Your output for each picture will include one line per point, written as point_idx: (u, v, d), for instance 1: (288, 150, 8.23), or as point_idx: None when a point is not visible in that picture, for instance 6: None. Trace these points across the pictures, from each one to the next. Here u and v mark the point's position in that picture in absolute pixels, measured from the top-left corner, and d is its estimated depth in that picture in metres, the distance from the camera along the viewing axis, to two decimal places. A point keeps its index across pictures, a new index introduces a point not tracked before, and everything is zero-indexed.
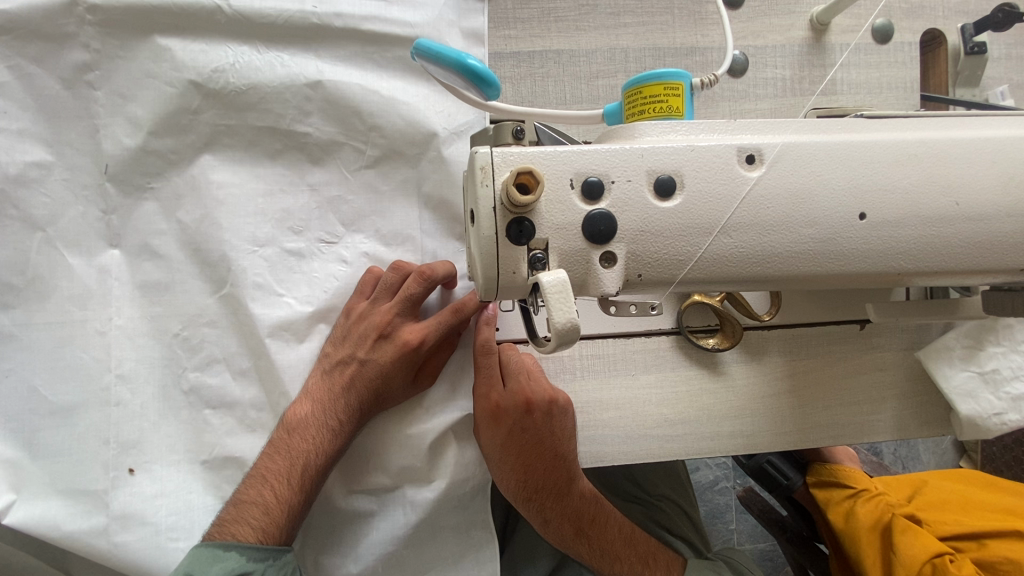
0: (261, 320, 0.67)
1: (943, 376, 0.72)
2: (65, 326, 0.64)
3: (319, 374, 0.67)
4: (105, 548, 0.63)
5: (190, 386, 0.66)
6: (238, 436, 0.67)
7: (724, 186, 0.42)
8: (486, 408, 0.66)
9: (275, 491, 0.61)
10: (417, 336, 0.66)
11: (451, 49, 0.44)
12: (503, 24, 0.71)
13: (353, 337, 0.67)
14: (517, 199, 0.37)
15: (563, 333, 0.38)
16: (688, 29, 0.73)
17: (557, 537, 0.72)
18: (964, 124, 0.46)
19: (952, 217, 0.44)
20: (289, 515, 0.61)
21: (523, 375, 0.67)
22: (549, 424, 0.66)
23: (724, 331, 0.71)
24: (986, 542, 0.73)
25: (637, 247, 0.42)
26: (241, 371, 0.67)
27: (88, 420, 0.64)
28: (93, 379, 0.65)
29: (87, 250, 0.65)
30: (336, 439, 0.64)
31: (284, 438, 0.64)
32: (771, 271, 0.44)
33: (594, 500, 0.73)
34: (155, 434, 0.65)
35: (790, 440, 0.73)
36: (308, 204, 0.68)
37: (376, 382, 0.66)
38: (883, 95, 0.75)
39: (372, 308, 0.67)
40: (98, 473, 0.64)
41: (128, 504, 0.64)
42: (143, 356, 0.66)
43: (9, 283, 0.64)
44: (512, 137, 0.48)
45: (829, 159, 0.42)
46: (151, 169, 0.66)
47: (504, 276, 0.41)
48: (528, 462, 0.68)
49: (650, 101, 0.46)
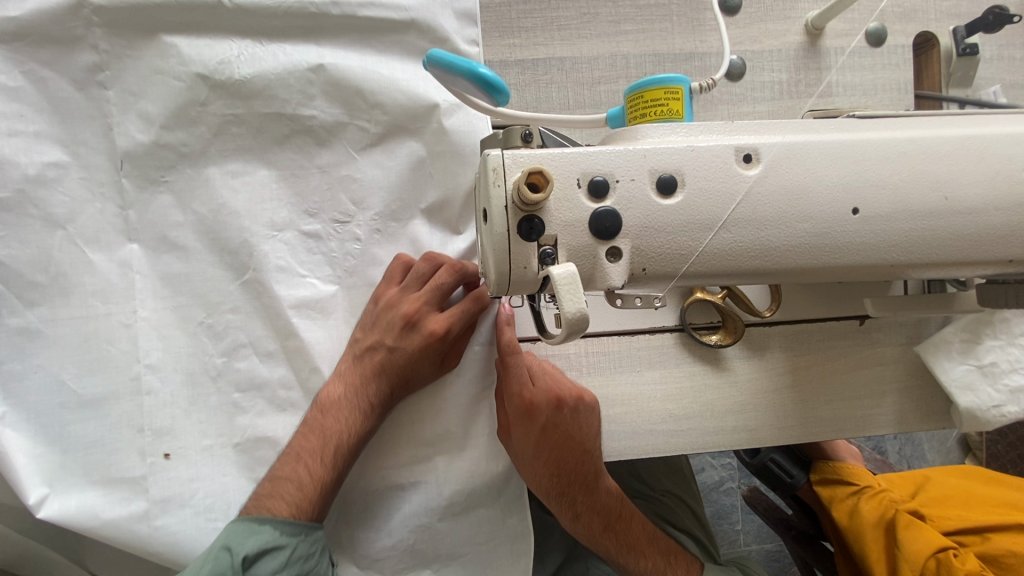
0: (284, 300, 0.70)
1: (942, 368, 0.73)
2: (89, 320, 0.67)
3: (350, 358, 0.69)
4: (145, 531, 0.65)
5: (218, 371, 0.69)
6: (271, 415, 0.69)
7: (723, 183, 0.44)
8: (518, 404, 0.67)
9: (309, 468, 0.64)
10: (442, 325, 0.68)
11: (463, 59, 0.47)
12: (508, 34, 0.74)
13: (382, 323, 0.69)
14: (528, 198, 0.40)
15: (572, 323, 0.40)
16: (686, 35, 0.76)
17: (585, 534, 0.74)
18: (954, 124, 0.48)
19: (941, 212, 0.46)
20: (322, 491, 0.64)
21: (549, 375, 0.69)
22: (576, 420, 0.68)
23: (726, 327, 0.73)
24: (990, 536, 0.74)
25: (642, 242, 0.44)
26: (269, 353, 0.70)
27: (122, 409, 0.67)
28: (122, 370, 0.67)
29: (107, 246, 0.67)
30: (366, 420, 0.67)
31: (318, 417, 0.66)
32: (769, 264, 0.46)
33: (619, 496, 0.76)
34: (179, 420, 0.68)
35: (793, 434, 0.74)
36: (320, 184, 0.71)
37: (405, 367, 0.68)
38: (878, 97, 0.78)
39: (401, 295, 0.69)
40: (136, 458, 0.67)
41: (164, 488, 0.67)
42: (167, 346, 0.68)
43: (31, 280, 0.66)
44: (521, 140, 0.51)
45: (822, 157, 0.45)
46: (164, 163, 0.68)
47: (516, 271, 0.43)
48: (560, 456, 0.69)
49: (652, 105, 0.49)
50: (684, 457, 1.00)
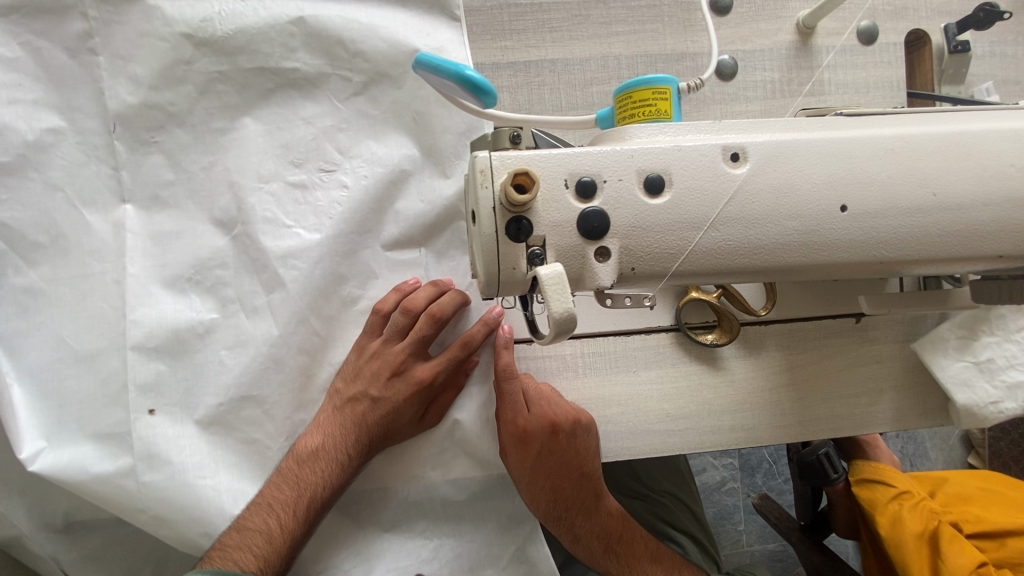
0: (270, 252, 0.70)
1: (939, 365, 0.73)
2: (86, 279, 0.68)
3: (329, 409, 0.69)
4: (133, 487, 0.66)
5: (205, 328, 0.69)
6: (253, 374, 0.69)
7: (710, 182, 0.44)
8: (512, 432, 0.68)
9: (281, 520, 0.65)
10: (429, 374, 0.69)
11: (451, 61, 0.47)
12: (499, 36, 0.74)
13: (365, 374, 0.69)
14: (514, 199, 0.40)
15: (560, 323, 0.40)
16: (678, 35, 0.76)
17: (586, 554, 0.75)
18: (944, 120, 0.48)
19: (930, 208, 0.46)
20: (292, 542, 0.65)
21: (544, 400, 0.69)
22: (572, 443, 0.69)
23: (722, 326, 0.73)
24: (1005, 542, 0.75)
25: (630, 242, 0.44)
26: (254, 309, 0.70)
27: (108, 365, 0.67)
28: (111, 327, 0.67)
29: (102, 207, 0.68)
30: (342, 471, 0.68)
31: (293, 469, 0.67)
32: (758, 262, 0.46)
33: (620, 517, 0.76)
34: (169, 377, 0.68)
35: (789, 432, 0.74)
36: (305, 135, 0.71)
37: (386, 418, 0.69)
38: (871, 94, 0.78)
39: (385, 346, 0.70)
40: (121, 414, 0.67)
41: (152, 445, 0.67)
42: (155, 304, 0.68)
43: (34, 241, 0.67)
44: (509, 142, 0.51)
45: (811, 155, 0.45)
46: (153, 123, 0.69)
47: (505, 272, 0.44)
48: (558, 483, 0.71)
49: (640, 106, 0.49)
50: (683, 457, 0.99)
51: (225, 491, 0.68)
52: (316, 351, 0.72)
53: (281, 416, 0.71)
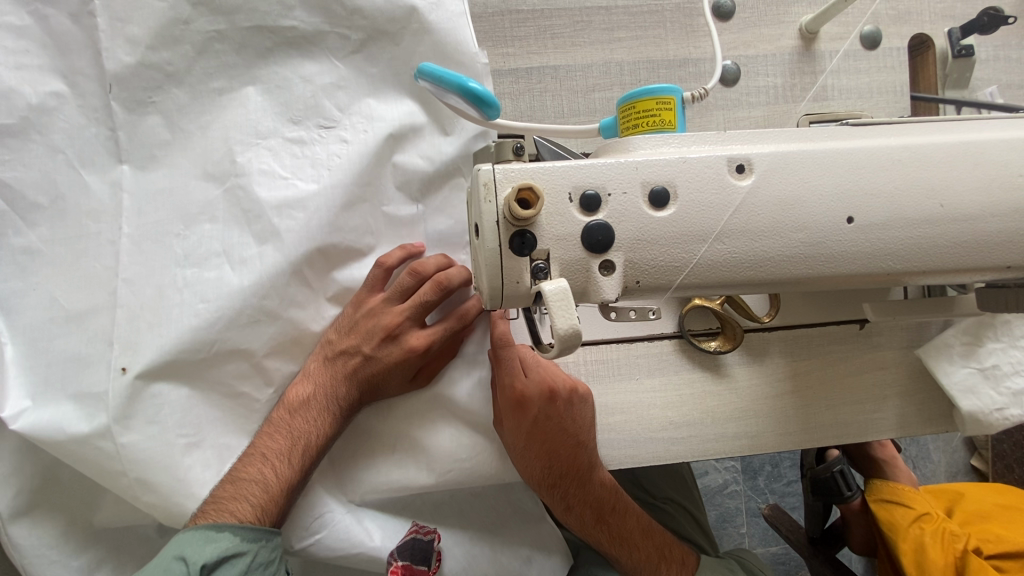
0: (265, 202, 0.67)
1: (944, 372, 0.72)
2: (82, 240, 0.66)
3: (322, 359, 0.69)
4: (112, 448, 0.64)
5: (185, 282, 0.66)
6: (245, 330, 0.67)
7: (715, 195, 0.44)
8: (510, 396, 0.68)
9: (275, 472, 0.63)
10: (423, 343, 0.67)
11: (453, 74, 0.46)
12: (502, 43, 0.73)
13: (362, 331, 0.68)
14: (519, 214, 0.39)
15: (565, 339, 0.39)
16: (680, 41, 0.75)
17: (577, 523, 0.75)
18: (950, 129, 0.48)
19: (937, 219, 0.45)
20: (286, 495, 0.64)
21: (543, 366, 0.70)
22: (570, 411, 0.68)
23: (725, 333, 0.73)
24: None
25: (634, 255, 0.44)
26: (241, 261, 0.67)
27: (97, 324, 0.65)
28: (102, 285, 0.66)
29: (99, 167, 0.67)
30: (335, 426, 0.67)
31: (286, 418, 0.66)
32: (765, 275, 0.46)
33: (613, 489, 0.75)
34: (147, 335, 0.65)
35: (794, 440, 0.74)
36: (304, 93, 0.70)
37: (382, 378, 0.68)
38: (875, 99, 0.77)
39: (384, 306, 0.68)
40: (102, 374, 0.65)
41: (131, 405, 0.64)
42: (145, 262, 0.66)
43: (34, 203, 0.65)
44: (512, 153, 0.53)
45: (816, 167, 0.44)
46: (151, 84, 0.66)
47: (509, 286, 0.43)
48: (553, 449, 0.70)
49: (643, 115, 0.49)
50: (686, 463, 1.00)
51: (209, 448, 0.67)
52: (302, 304, 0.70)
53: (270, 368, 0.70)
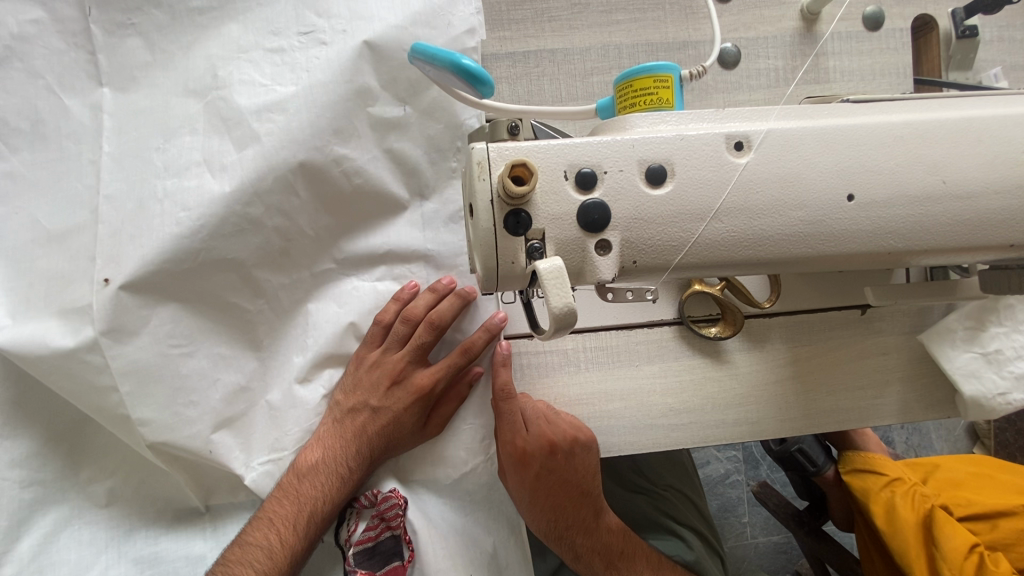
0: (245, 107, 0.67)
1: (946, 357, 0.72)
2: (63, 162, 0.66)
3: (331, 420, 0.71)
4: (100, 362, 0.65)
5: (164, 192, 0.66)
6: (229, 238, 0.67)
7: (713, 172, 0.43)
8: (511, 451, 0.69)
9: (281, 538, 0.65)
10: (428, 382, 0.70)
11: (446, 50, 0.46)
12: (498, 26, 0.73)
13: (364, 384, 0.70)
14: (513, 190, 0.39)
15: (559, 319, 0.39)
16: (679, 23, 0.74)
17: (587, 571, 0.75)
18: (952, 105, 0.47)
19: (940, 196, 0.45)
20: (293, 560, 0.65)
21: (541, 420, 0.69)
22: (571, 461, 0.69)
23: (726, 319, 0.72)
24: (998, 523, 0.74)
25: (632, 234, 0.43)
26: (221, 168, 0.67)
27: (81, 241, 0.65)
28: (84, 204, 0.66)
29: (80, 92, 0.66)
30: (342, 478, 0.68)
31: (294, 483, 0.68)
32: (763, 254, 0.45)
33: (622, 533, 0.76)
34: (127, 245, 0.65)
35: (796, 426, 0.73)
36: (285, 6, 0.69)
37: (386, 426, 0.70)
38: (877, 81, 0.77)
39: (384, 356, 0.71)
40: (84, 289, 0.65)
41: (112, 317, 0.64)
42: (128, 177, 0.66)
43: (15, 128, 0.65)
44: (507, 132, 0.51)
45: (816, 143, 0.44)
46: (130, 5, 0.66)
47: (503, 267, 0.43)
48: (558, 502, 0.72)
49: (641, 95, 0.48)
50: (685, 451, 0.99)
51: (203, 356, 0.68)
52: (292, 212, 0.69)
53: (260, 280, 0.70)
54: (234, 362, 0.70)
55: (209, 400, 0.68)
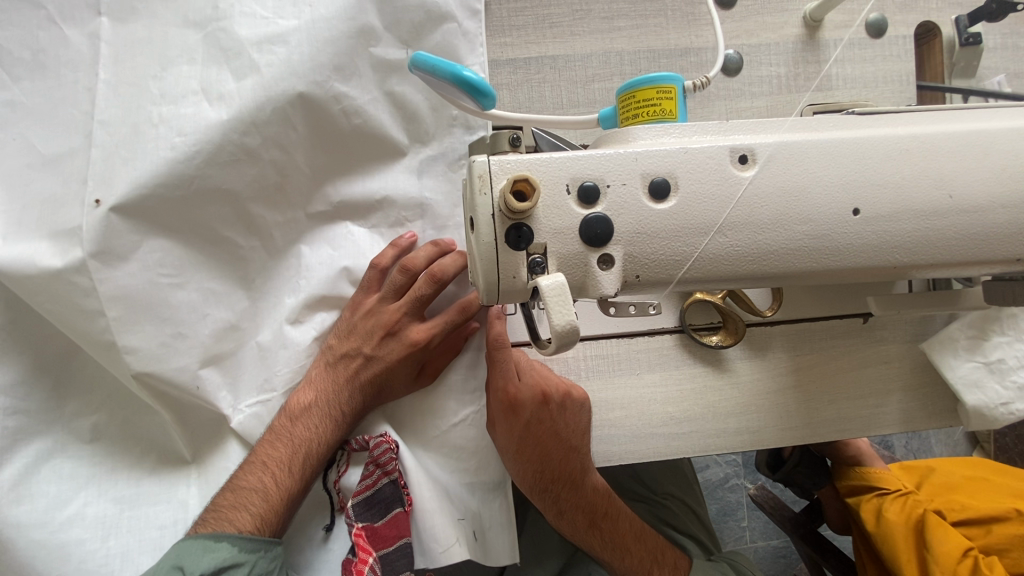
0: (245, 38, 0.66)
1: (949, 367, 0.71)
2: (59, 89, 0.65)
3: (324, 365, 0.70)
4: (88, 285, 0.62)
5: (161, 118, 0.64)
6: (224, 168, 0.66)
7: (717, 186, 0.42)
8: (502, 400, 0.68)
9: (275, 479, 0.64)
10: (424, 336, 0.69)
11: (447, 61, 0.45)
12: (498, 32, 0.72)
13: (360, 331, 0.70)
14: (515, 207, 0.38)
15: (563, 336, 0.38)
16: (681, 29, 0.74)
17: (569, 528, 0.75)
18: (956, 117, 0.47)
19: (946, 210, 0.44)
20: (287, 502, 0.65)
21: (535, 371, 0.70)
22: (563, 415, 0.68)
23: (727, 328, 0.72)
24: (992, 528, 0.74)
25: (634, 248, 0.43)
26: (220, 97, 0.65)
27: (74, 165, 0.64)
28: (79, 129, 0.64)
29: (78, 19, 0.65)
30: (336, 425, 0.68)
31: (287, 425, 0.67)
32: (766, 267, 0.44)
33: (606, 494, 0.75)
34: (120, 168, 0.63)
35: (797, 435, 0.73)
36: None
37: (381, 374, 0.70)
38: (880, 90, 0.76)
39: (380, 304, 0.71)
40: (75, 211, 0.63)
41: (103, 240, 0.62)
42: (123, 103, 0.64)
43: (17, 57, 0.64)
44: (508, 144, 0.50)
45: (821, 157, 0.43)
46: None
47: (505, 281, 0.42)
48: (544, 453, 0.70)
49: (644, 105, 0.47)
50: (686, 458, 0.99)
51: (195, 289, 0.67)
52: (290, 146, 0.68)
53: (256, 216, 0.69)
54: (225, 298, 0.69)
55: (197, 333, 0.68)
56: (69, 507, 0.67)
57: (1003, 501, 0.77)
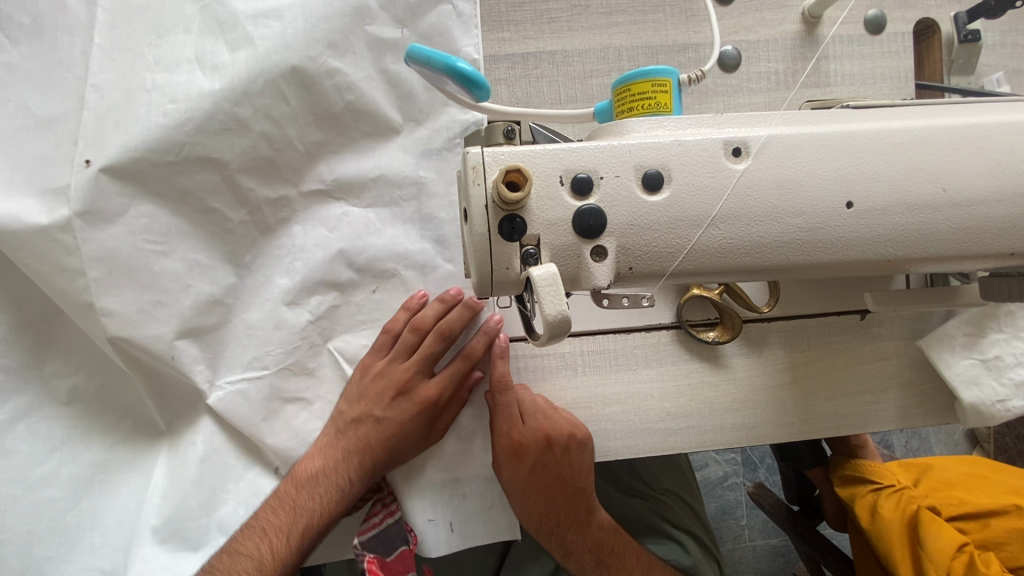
0: (241, 12, 0.67)
1: (945, 363, 0.71)
2: (57, 54, 0.66)
3: (332, 431, 0.69)
4: (71, 243, 0.64)
5: (154, 85, 0.66)
6: (213, 137, 0.67)
7: (711, 178, 0.42)
8: (507, 446, 0.68)
9: (273, 548, 0.63)
10: (434, 392, 0.69)
11: (441, 53, 0.45)
12: (496, 27, 0.72)
13: (369, 395, 0.69)
14: (508, 196, 0.38)
15: (554, 326, 0.38)
16: (680, 26, 0.74)
17: (576, 567, 0.74)
18: (951, 112, 0.47)
19: (940, 203, 0.44)
20: (283, 572, 0.63)
21: (540, 415, 0.69)
22: (568, 457, 0.69)
23: (724, 324, 0.72)
24: (989, 522, 0.74)
25: (628, 240, 0.43)
26: (213, 68, 0.66)
27: (66, 128, 0.65)
28: (72, 92, 0.66)
29: None
30: (344, 489, 0.67)
31: (291, 492, 0.66)
32: (761, 261, 0.45)
33: (612, 530, 0.75)
34: (109, 130, 0.64)
35: (792, 431, 0.73)
36: None
37: (388, 435, 0.68)
38: (879, 86, 0.76)
39: (389, 366, 0.70)
40: (65, 170, 0.64)
41: (90, 200, 0.64)
42: (118, 69, 0.66)
43: (16, 21, 0.65)
44: (503, 137, 0.51)
45: (814, 150, 0.43)
46: None
47: (498, 272, 0.42)
48: (550, 497, 0.71)
49: (639, 99, 0.48)
50: (683, 454, 0.99)
51: (178, 259, 0.68)
52: (280, 119, 0.68)
53: (244, 187, 0.69)
54: (209, 271, 0.69)
55: (177, 303, 0.68)
56: (44, 465, 0.67)
57: (1004, 497, 0.76)
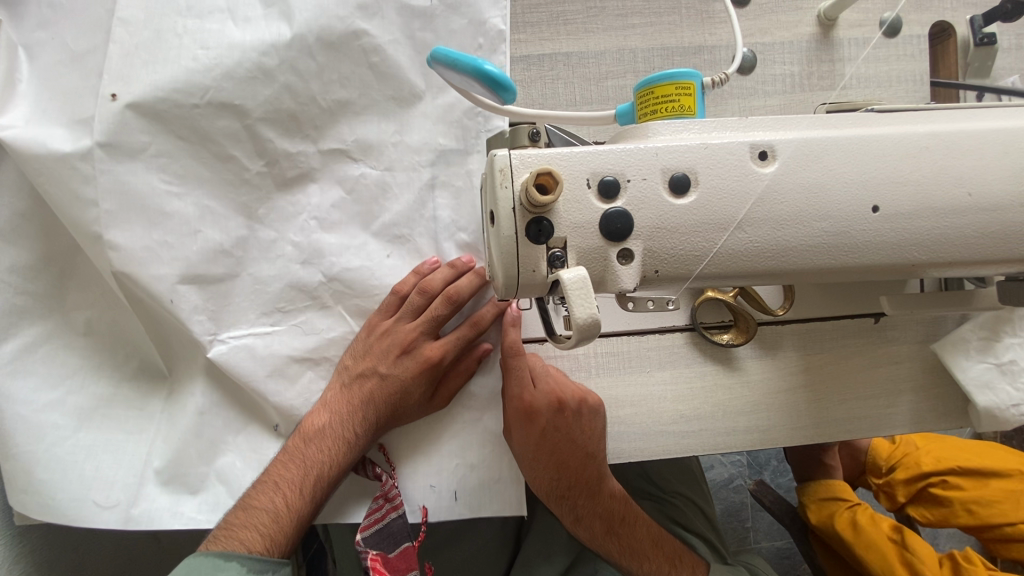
0: None
1: (960, 367, 0.71)
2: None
3: (338, 386, 0.69)
4: (88, 171, 0.65)
5: (187, 31, 0.68)
6: (238, 84, 0.68)
7: (737, 182, 0.42)
8: (519, 406, 0.68)
9: (286, 499, 0.63)
10: (437, 353, 0.69)
11: (468, 56, 0.45)
12: (515, 28, 0.72)
13: (375, 352, 0.69)
14: (537, 199, 0.38)
15: (584, 329, 0.38)
16: (695, 28, 0.74)
17: (587, 533, 0.74)
18: (975, 116, 0.46)
19: (964, 208, 0.44)
20: (296, 524, 0.63)
21: (552, 378, 0.69)
22: (579, 422, 0.68)
23: (738, 326, 0.72)
24: (988, 484, 0.92)
25: (654, 242, 0.43)
26: (246, 20, 0.68)
27: (94, 60, 0.66)
28: (101, 27, 0.67)
29: None
30: (351, 444, 0.67)
31: (300, 446, 0.66)
32: (785, 264, 0.45)
33: (623, 499, 0.76)
34: (135, 66, 0.66)
35: (806, 435, 0.73)
36: None
37: (394, 393, 0.68)
38: (893, 89, 0.75)
39: (395, 325, 0.70)
40: (90, 101, 0.66)
41: (116, 133, 0.66)
42: (149, 9, 0.67)
43: None
44: (528, 139, 0.51)
45: (839, 154, 0.43)
46: None
47: (524, 274, 0.42)
48: (561, 461, 0.71)
49: (662, 101, 0.47)
50: (694, 458, 1.00)
51: (192, 203, 0.68)
52: (306, 73, 0.69)
53: (264, 138, 0.70)
54: (221, 220, 0.69)
55: (186, 249, 0.68)
56: (53, 394, 0.68)
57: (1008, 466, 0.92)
